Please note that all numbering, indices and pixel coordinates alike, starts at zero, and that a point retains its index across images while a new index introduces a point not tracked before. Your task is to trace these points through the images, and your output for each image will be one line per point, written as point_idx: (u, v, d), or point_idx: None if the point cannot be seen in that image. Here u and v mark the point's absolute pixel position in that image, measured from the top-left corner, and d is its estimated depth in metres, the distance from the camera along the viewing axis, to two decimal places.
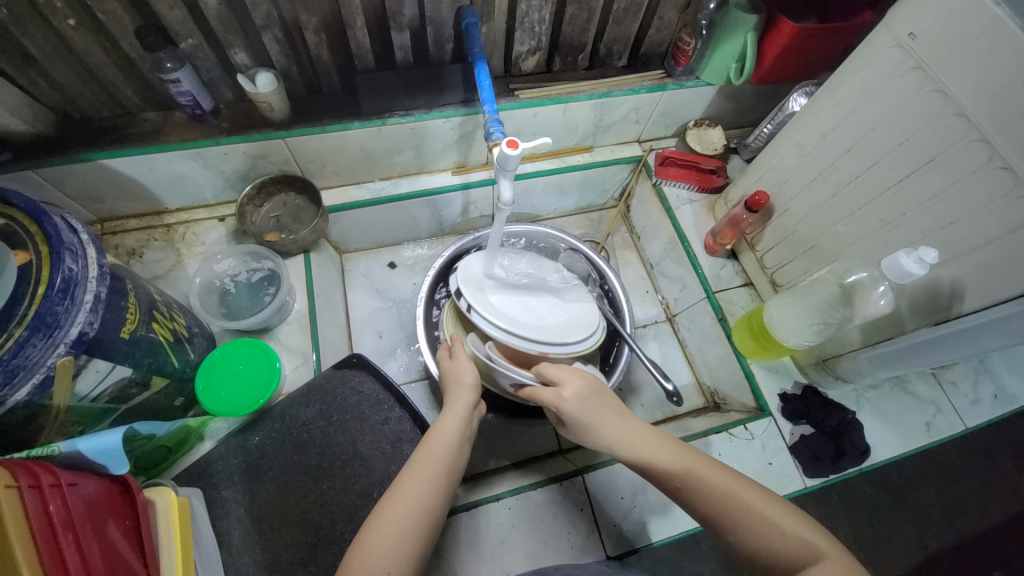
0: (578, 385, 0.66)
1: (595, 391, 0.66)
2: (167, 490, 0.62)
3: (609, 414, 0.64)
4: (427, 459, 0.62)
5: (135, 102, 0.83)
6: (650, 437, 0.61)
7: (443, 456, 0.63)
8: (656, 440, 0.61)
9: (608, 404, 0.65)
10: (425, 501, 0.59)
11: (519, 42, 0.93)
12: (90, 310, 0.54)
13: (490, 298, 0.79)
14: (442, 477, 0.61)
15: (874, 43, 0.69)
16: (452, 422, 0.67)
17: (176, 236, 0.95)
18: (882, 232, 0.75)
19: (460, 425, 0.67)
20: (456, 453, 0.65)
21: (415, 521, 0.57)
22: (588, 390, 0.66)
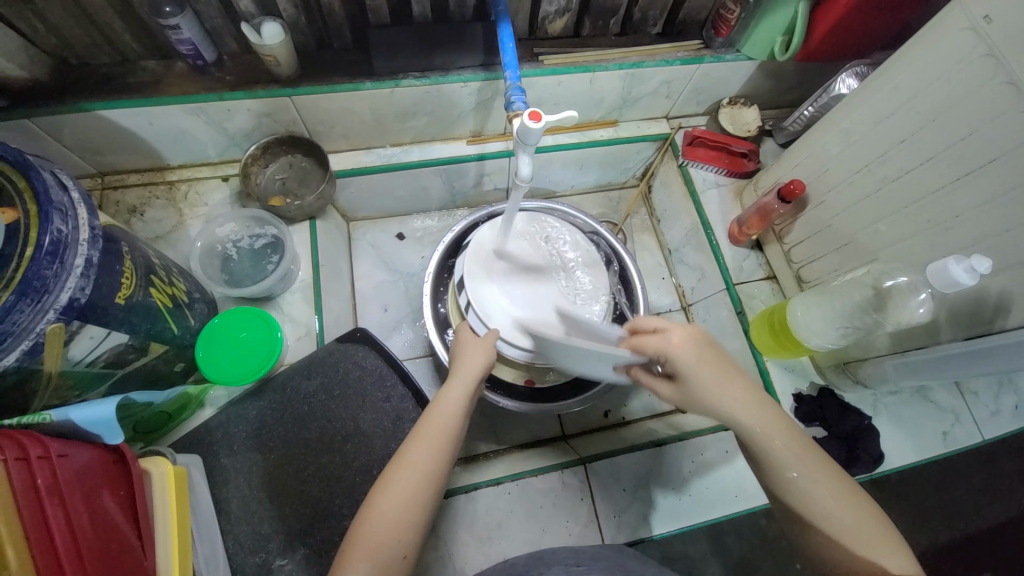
0: (688, 333, 0.59)
1: (708, 342, 0.60)
2: (164, 460, 0.61)
3: (722, 375, 0.58)
4: (431, 427, 0.60)
5: (134, 49, 0.78)
6: (757, 408, 0.56)
7: (445, 428, 0.60)
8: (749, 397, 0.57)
9: (722, 357, 0.59)
10: (428, 470, 0.57)
11: (547, 1, 0.85)
12: (81, 275, 0.52)
13: (488, 295, 0.84)
14: (446, 449, 0.59)
15: (944, 22, 0.62)
16: (458, 391, 0.64)
17: (178, 195, 0.91)
18: (928, 234, 0.69)
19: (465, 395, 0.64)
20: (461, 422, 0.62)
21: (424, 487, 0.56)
22: (704, 344, 0.59)
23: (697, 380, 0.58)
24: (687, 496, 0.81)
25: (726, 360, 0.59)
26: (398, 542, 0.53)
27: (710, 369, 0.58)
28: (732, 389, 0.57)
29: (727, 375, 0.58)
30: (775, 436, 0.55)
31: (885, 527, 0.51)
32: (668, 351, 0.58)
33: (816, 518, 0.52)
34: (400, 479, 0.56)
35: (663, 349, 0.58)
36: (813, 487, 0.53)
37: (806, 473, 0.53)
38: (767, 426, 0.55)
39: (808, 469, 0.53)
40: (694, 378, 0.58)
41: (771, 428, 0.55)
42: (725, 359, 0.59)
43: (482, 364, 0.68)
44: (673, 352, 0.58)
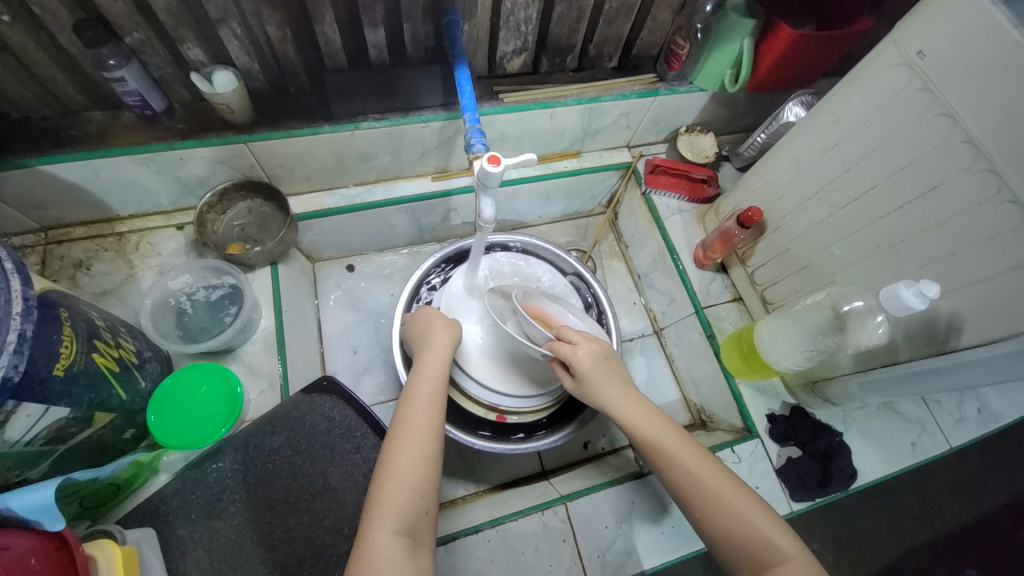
0: (592, 347, 0.68)
1: (606, 354, 0.69)
2: (112, 542, 0.56)
3: (613, 381, 0.67)
4: (422, 395, 0.65)
5: (78, 101, 0.75)
6: (648, 416, 0.65)
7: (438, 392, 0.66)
8: (635, 404, 0.65)
9: (615, 372, 0.68)
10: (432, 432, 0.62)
11: (504, 42, 0.87)
12: (14, 352, 0.48)
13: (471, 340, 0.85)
14: (438, 413, 0.64)
15: (878, 58, 0.66)
16: (441, 360, 0.71)
17: (128, 246, 0.87)
18: (881, 257, 0.72)
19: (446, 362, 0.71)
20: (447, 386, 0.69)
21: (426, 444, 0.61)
22: (602, 354, 0.68)
23: (597, 386, 0.66)
24: (671, 528, 0.80)
25: (621, 374, 0.68)
26: (423, 497, 0.58)
27: (605, 377, 0.67)
28: (626, 399, 0.66)
29: (619, 383, 0.67)
30: (665, 443, 0.62)
31: (779, 523, 0.57)
32: (573, 359, 0.67)
33: (717, 522, 0.57)
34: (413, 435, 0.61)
35: (568, 358, 0.67)
36: (711, 493, 0.58)
37: (696, 475, 0.59)
38: (659, 432, 0.63)
39: (698, 470, 0.60)
40: (597, 387, 0.66)
41: (661, 432, 0.63)
42: (617, 368, 0.69)
43: (452, 339, 0.74)
44: (575, 363, 0.67)
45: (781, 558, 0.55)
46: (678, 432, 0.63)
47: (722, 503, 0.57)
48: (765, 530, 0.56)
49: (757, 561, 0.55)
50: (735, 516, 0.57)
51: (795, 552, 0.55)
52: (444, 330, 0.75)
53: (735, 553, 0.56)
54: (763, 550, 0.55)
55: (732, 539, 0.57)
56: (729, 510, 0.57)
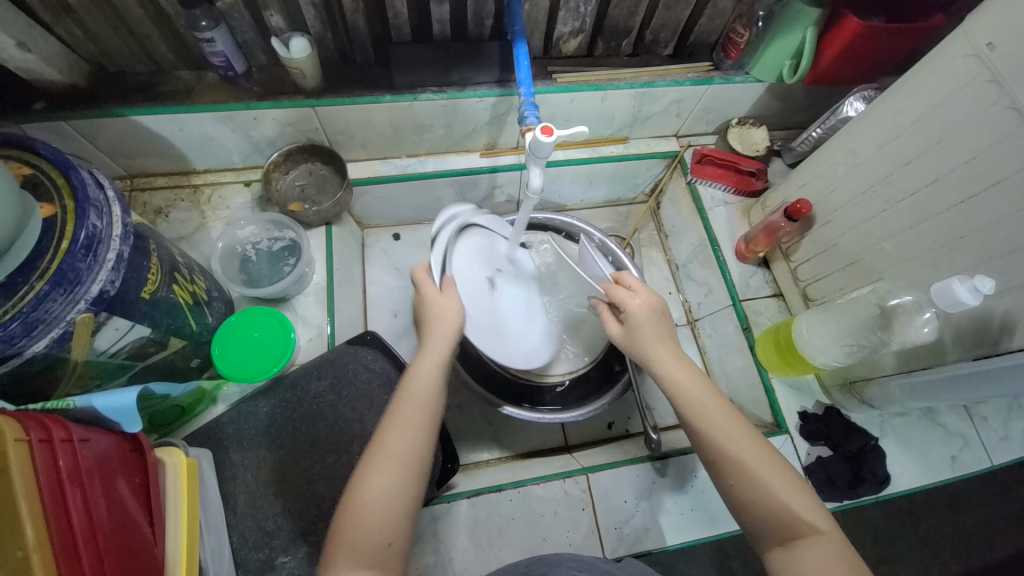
0: (650, 301, 0.69)
1: (660, 310, 0.69)
2: (178, 451, 0.63)
3: (664, 338, 0.67)
4: (409, 407, 0.58)
5: (170, 60, 0.82)
6: (694, 379, 0.64)
7: (426, 411, 0.59)
8: (676, 361, 0.65)
9: (667, 330, 0.69)
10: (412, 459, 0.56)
11: (562, 22, 0.89)
12: (111, 269, 0.54)
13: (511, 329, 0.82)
14: (421, 431, 0.58)
15: (948, 49, 0.64)
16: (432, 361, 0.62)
17: (202, 198, 0.95)
18: (933, 255, 0.70)
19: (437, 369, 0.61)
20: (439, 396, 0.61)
21: (400, 475, 0.55)
22: (657, 309, 0.69)
23: (644, 338, 0.67)
24: (689, 510, 0.81)
25: (671, 334, 0.69)
26: (384, 536, 0.52)
27: (655, 334, 0.67)
28: (671, 358, 0.66)
29: (667, 343, 0.67)
30: (709, 408, 0.61)
31: (813, 500, 0.56)
32: (629, 305, 0.69)
33: (752, 488, 0.57)
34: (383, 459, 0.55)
35: (621, 302, 0.70)
36: (748, 461, 0.57)
37: (735, 440, 0.59)
38: (701, 396, 0.62)
39: (739, 437, 0.59)
40: (646, 340, 0.67)
41: (699, 395, 0.62)
42: (667, 327, 0.69)
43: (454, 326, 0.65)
44: (625, 306, 0.69)
45: (810, 531, 0.54)
46: (719, 399, 0.62)
47: (757, 473, 0.57)
48: (793, 503, 0.55)
49: (785, 530, 0.55)
50: (766, 486, 0.56)
51: (824, 526, 0.54)
52: (443, 312, 0.66)
53: (765, 521, 0.56)
54: (794, 522, 0.55)
55: (765, 505, 0.56)
56: (763, 481, 0.57)
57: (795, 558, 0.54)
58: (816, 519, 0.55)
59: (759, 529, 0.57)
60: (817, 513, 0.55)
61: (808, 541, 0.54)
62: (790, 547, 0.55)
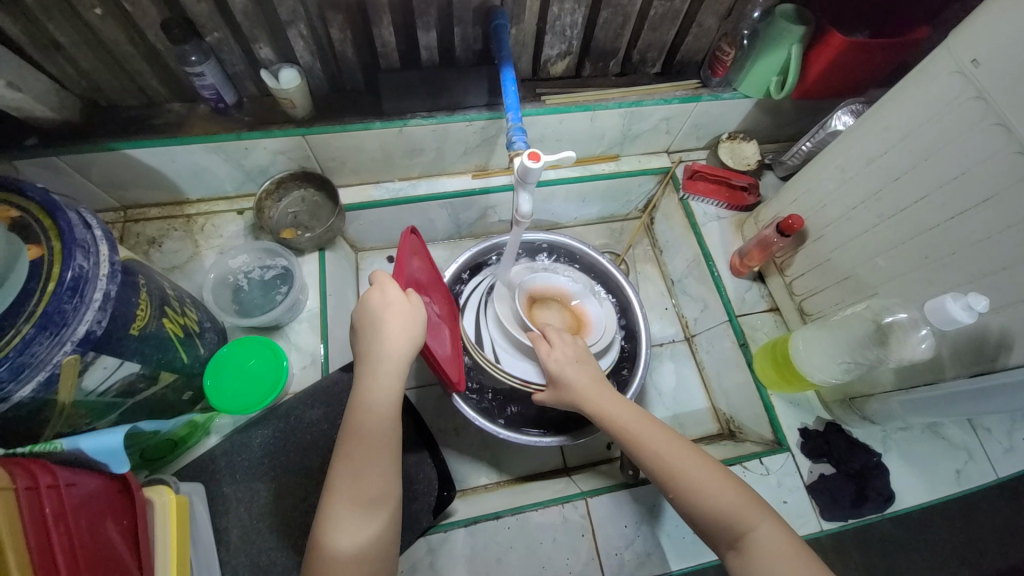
0: (567, 349, 0.76)
1: (582, 356, 0.75)
2: (166, 490, 0.62)
3: (585, 375, 0.72)
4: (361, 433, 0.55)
5: (161, 93, 0.83)
6: (614, 399, 0.67)
7: (384, 449, 0.56)
8: (599, 390, 0.69)
9: (588, 367, 0.73)
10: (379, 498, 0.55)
11: (549, 46, 0.90)
12: (99, 309, 0.54)
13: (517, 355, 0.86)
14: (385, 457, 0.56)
15: (930, 67, 0.64)
16: (384, 389, 0.58)
17: (195, 227, 0.95)
18: (926, 270, 0.70)
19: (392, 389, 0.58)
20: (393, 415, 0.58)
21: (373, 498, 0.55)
22: (578, 355, 0.76)
23: (571, 380, 0.72)
24: (692, 534, 0.79)
25: (594, 370, 0.73)
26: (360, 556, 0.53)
27: (575, 373, 0.72)
28: (596, 387, 0.70)
29: (588, 377, 0.71)
30: (632, 425, 0.64)
31: (751, 497, 0.57)
32: (547, 358, 0.76)
33: (686, 498, 0.57)
34: (352, 493, 0.54)
35: (546, 357, 0.76)
36: (675, 469, 0.59)
37: (666, 451, 0.60)
38: (626, 415, 0.65)
39: (668, 448, 0.60)
40: (569, 380, 0.72)
41: (623, 414, 0.66)
42: (592, 368, 0.74)
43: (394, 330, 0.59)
44: (547, 364, 0.75)
45: (754, 528, 0.54)
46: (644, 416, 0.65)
47: (688, 480, 0.58)
48: (725, 504, 0.56)
49: (732, 533, 0.55)
50: (696, 488, 0.57)
51: (765, 521, 0.55)
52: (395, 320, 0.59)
53: (714, 527, 0.56)
54: (734, 522, 0.55)
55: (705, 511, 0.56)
56: (700, 488, 0.57)
57: (748, 556, 0.54)
58: (753, 516, 0.55)
59: (713, 536, 0.57)
60: (750, 509, 0.55)
61: (752, 540, 0.54)
62: (742, 549, 0.54)
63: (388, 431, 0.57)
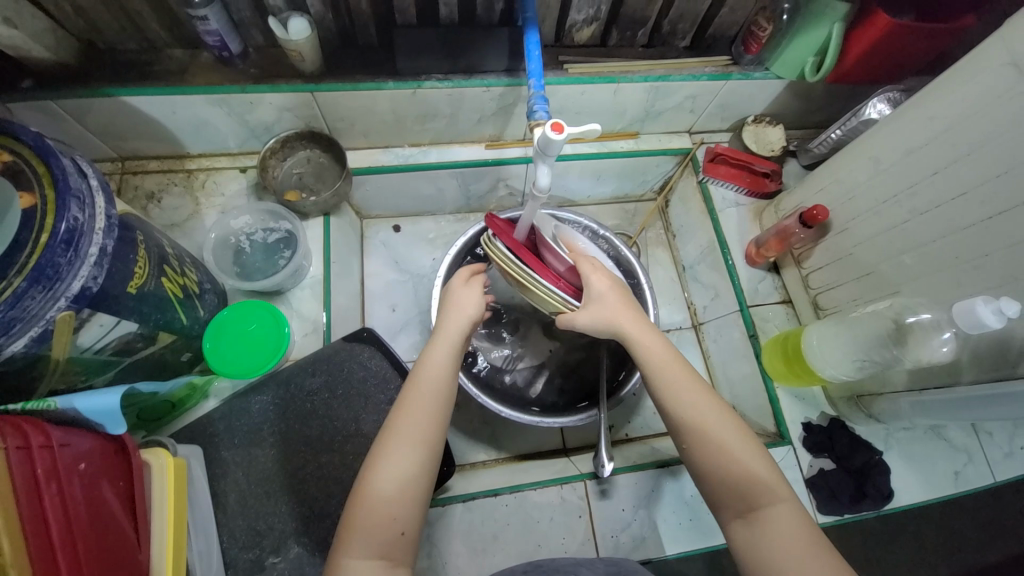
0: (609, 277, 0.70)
1: (621, 287, 0.70)
2: (164, 452, 0.61)
3: (629, 311, 0.66)
4: (416, 397, 0.58)
5: (162, 37, 0.78)
6: (659, 345, 0.64)
7: (433, 394, 0.59)
8: (643, 332, 0.65)
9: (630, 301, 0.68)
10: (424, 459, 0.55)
11: (576, 10, 0.84)
12: (94, 264, 0.52)
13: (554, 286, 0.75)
14: (438, 420, 0.58)
15: (986, 54, 0.60)
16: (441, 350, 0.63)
17: (195, 183, 0.92)
18: (955, 271, 0.67)
19: (448, 357, 0.62)
20: (449, 381, 0.61)
21: (412, 462, 0.55)
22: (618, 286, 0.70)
23: (612, 309, 0.67)
24: (688, 520, 0.79)
25: (634, 304, 0.69)
26: (396, 517, 0.53)
27: (615, 310, 0.67)
28: (642, 331, 0.65)
29: (630, 313, 0.67)
30: (669, 375, 0.61)
31: (772, 468, 0.56)
32: (591, 275, 0.70)
33: (707, 459, 0.57)
34: (410, 417, 0.57)
35: (591, 272, 0.70)
36: (706, 428, 0.57)
37: (696, 413, 0.59)
38: (667, 363, 0.62)
39: (696, 410, 0.59)
40: (611, 310, 0.67)
41: (661, 359, 0.63)
42: (631, 304, 0.68)
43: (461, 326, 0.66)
44: (590, 285, 0.69)
45: (772, 501, 0.54)
46: (685, 369, 0.62)
47: (715, 447, 0.57)
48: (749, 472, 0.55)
49: (746, 501, 0.54)
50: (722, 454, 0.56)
51: (783, 496, 0.54)
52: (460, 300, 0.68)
53: (725, 491, 0.55)
54: (752, 492, 0.54)
55: (725, 474, 0.56)
56: (725, 449, 0.56)
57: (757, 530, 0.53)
58: (773, 488, 0.55)
59: (722, 501, 0.56)
60: (774, 483, 0.55)
61: (767, 514, 0.53)
62: (752, 521, 0.54)
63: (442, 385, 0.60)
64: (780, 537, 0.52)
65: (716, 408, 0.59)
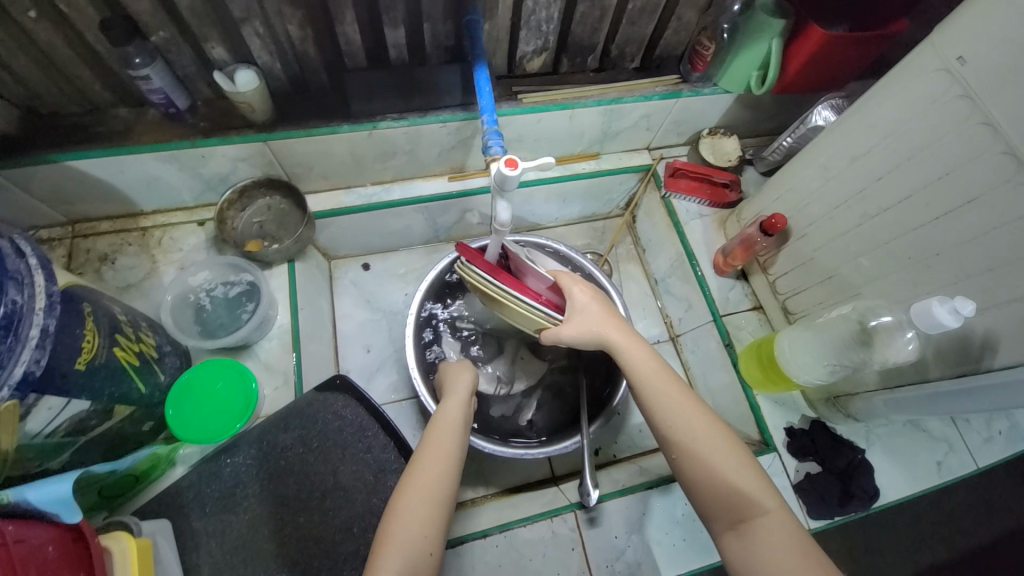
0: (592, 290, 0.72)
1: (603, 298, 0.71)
2: (127, 535, 0.57)
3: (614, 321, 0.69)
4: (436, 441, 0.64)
5: (106, 98, 0.76)
6: (645, 353, 0.65)
7: (453, 439, 0.65)
8: (629, 340, 0.67)
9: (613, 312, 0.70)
10: (445, 488, 0.60)
11: (525, 42, 0.86)
12: (37, 347, 0.49)
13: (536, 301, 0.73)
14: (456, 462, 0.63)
15: (914, 63, 0.63)
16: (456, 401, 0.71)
17: (151, 241, 0.89)
18: (910, 271, 0.69)
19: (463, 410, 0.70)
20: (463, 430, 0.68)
21: (438, 500, 0.58)
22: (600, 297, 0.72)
23: (597, 320, 0.69)
24: (682, 541, 0.78)
25: (617, 315, 0.70)
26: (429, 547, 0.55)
27: (599, 322, 0.68)
28: (627, 339, 0.67)
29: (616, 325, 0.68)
30: (656, 385, 0.62)
31: (758, 476, 0.56)
32: (574, 288, 0.72)
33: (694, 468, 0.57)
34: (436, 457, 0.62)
35: (574, 284, 0.72)
36: (692, 438, 0.58)
37: (683, 422, 0.59)
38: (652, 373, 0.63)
39: (683, 419, 0.59)
40: (596, 321, 0.69)
41: (647, 368, 0.64)
42: (614, 314, 0.70)
43: (470, 381, 0.75)
44: (573, 299, 0.71)
45: (759, 512, 0.53)
46: (671, 377, 0.63)
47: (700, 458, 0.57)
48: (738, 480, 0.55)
49: (735, 511, 0.54)
50: (709, 463, 0.56)
51: (771, 506, 0.54)
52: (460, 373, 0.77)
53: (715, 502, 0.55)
54: (741, 501, 0.54)
55: (713, 484, 0.56)
56: (711, 459, 0.57)
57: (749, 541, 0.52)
58: (762, 497, 0.54)
59: (713, 512, 0.56)
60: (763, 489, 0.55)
61: (754, 524, 0.53)
62: (744, 532, 0.53)
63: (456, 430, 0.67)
64: (775, 548, 0.51)
65: (703, 417, 0.60)
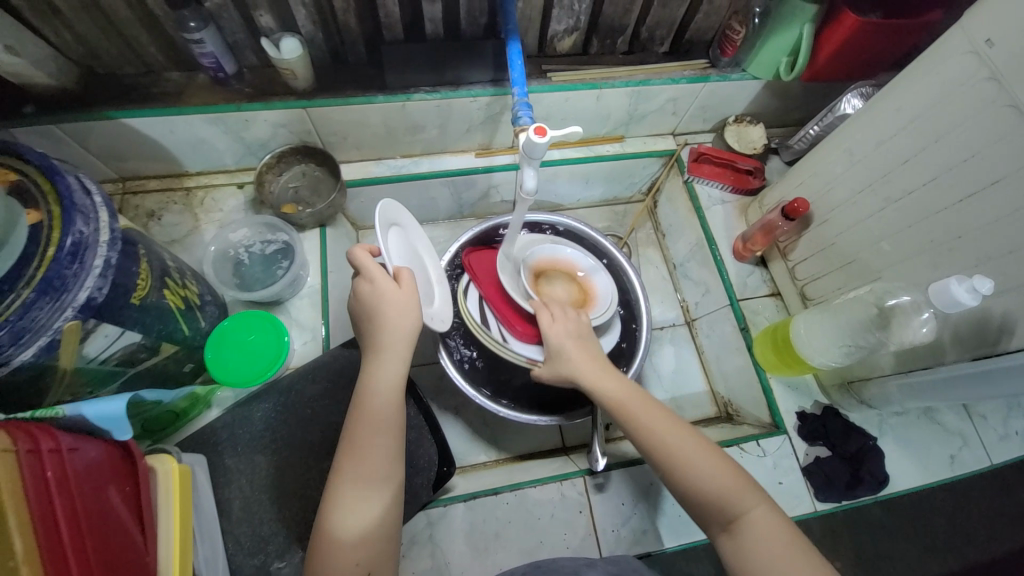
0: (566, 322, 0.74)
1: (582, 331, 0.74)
2: (168, 459, 0.63)
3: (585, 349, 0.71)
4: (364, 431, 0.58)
5: (160, 61, 0.81)
6: (612, 378, 0.67)
7: (383, 427, 0.59)
8: (600, 367, 0.68)
9: (586, 342, 0.73)
10: (377, 484, 0.56)
11: (557, 21, 0.88)
12: (99, 276, 0.53)
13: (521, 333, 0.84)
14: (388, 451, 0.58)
15: (946, 46, 0.63)
16: (391, 367, 0.62)
17: (194, 201, 0.94)
18: (932, 254, 0.70)
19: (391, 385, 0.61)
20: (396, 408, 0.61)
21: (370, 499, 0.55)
22: (578, 331, 0.74)
23: (569, 356, 0.71)
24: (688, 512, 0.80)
25: (590, 342, 0.73)
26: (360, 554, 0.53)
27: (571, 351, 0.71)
28: (594, 367, 0.69)
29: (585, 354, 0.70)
30: (626, 403, 0.64)
31: (742, 479, 0.57)
32: (548, 325, 0.74)
33: (677, 476, 0.58)
34: (362, 451, 0.57)
35: (548, 324, 0.74)
36: (671, 446, 0.59)
37: (660, 434, 0.60)
38: (621, 392, 0.66)
39: (660, 430, 0.61)
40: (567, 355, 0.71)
41: (616, 392, 0.66)
42: (589, 344, 0.73)
43: (410, 324, 0.63)
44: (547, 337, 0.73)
45: (745, 510, 0.55)
46: (641, 395, 0.65)
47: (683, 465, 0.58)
48: (719, 485, 0.56)
49: (722, 513, 0.56)
50: (691, 470, 0.57)
51: (757, 502, 0.55)
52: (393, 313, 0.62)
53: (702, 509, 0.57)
54: (724, 503, 0.56)
55: (696, 489, 0.57)
56: (691, 464, 0.58)
57: (740, 542, 0.54)
58: (743, 500, 0.55)
59: (703, 517, 0.57)
60: (742, 493, 0.56)
61: (744, 521, 0.55)
62: (734, 531, 0.55)
63: (390, 414, 0.59)
64: (764, 543, 0.53)
65: (677, 429, 0.61)
